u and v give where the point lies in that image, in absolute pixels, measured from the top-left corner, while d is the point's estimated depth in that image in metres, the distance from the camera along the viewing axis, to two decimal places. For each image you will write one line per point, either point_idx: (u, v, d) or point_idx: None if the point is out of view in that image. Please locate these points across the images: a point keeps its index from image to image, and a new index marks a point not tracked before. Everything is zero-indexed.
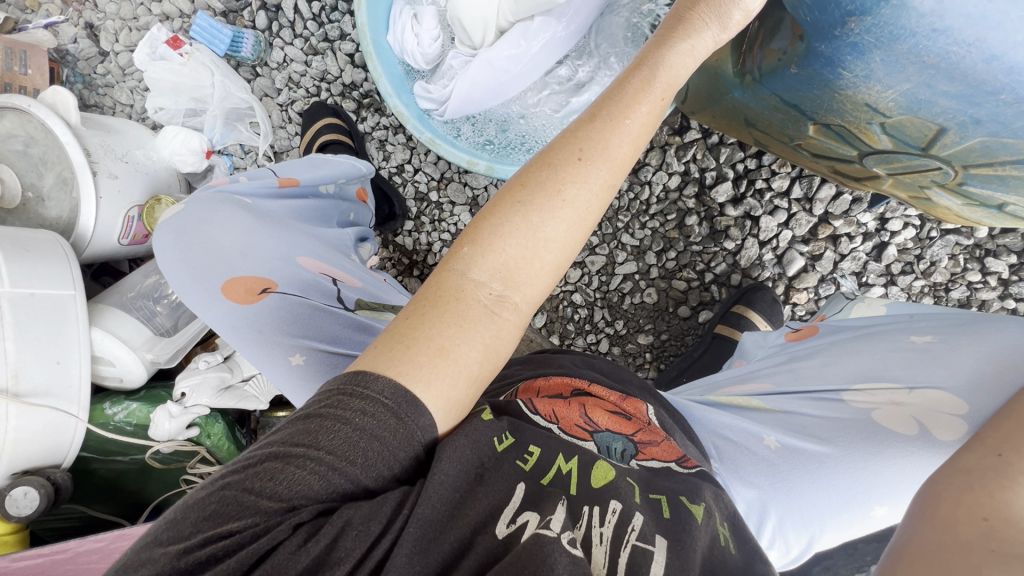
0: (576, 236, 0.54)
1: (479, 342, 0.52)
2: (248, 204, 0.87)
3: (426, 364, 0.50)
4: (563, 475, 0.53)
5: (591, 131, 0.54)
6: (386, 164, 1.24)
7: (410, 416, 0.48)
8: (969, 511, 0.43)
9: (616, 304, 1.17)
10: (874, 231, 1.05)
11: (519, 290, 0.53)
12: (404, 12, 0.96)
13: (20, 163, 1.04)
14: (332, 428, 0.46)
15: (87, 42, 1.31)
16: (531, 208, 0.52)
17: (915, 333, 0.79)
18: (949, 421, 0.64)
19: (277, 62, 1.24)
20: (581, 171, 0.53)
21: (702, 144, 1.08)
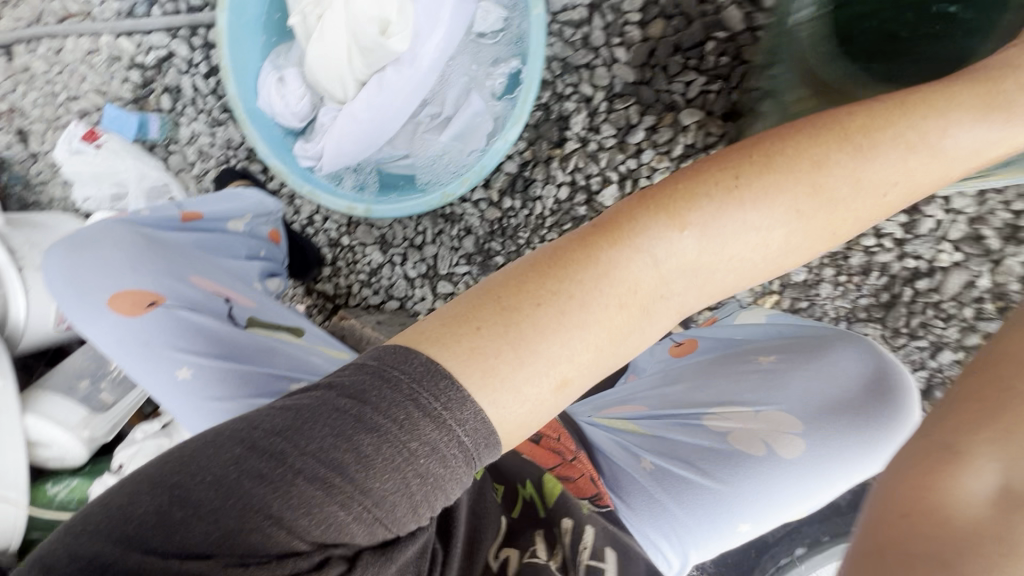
0: (755, 262, 0.54)
1: (601, 345, 0.51)
2: (149, 232, 0.92)
3: (531, 381, 0.49)
4: (528, 502, 0.73)
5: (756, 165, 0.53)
6: (297, 217, 1.28)
7: (482, 456, 0.49)
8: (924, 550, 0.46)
9: None
10: None
11: (677, 286, 0.53)
12: (269, 76, 1.03)
13: None
14: (386, 464, 0.46)
15: (19, 146, 1.42)
16: (752, 197, 0.52)
17: (759, 353, 0.86)
18: (791, 440, 0.77)
19: (186, 138, 1.31)
20: (744, 209, 0.52)
21: (583, 152, 1.11)
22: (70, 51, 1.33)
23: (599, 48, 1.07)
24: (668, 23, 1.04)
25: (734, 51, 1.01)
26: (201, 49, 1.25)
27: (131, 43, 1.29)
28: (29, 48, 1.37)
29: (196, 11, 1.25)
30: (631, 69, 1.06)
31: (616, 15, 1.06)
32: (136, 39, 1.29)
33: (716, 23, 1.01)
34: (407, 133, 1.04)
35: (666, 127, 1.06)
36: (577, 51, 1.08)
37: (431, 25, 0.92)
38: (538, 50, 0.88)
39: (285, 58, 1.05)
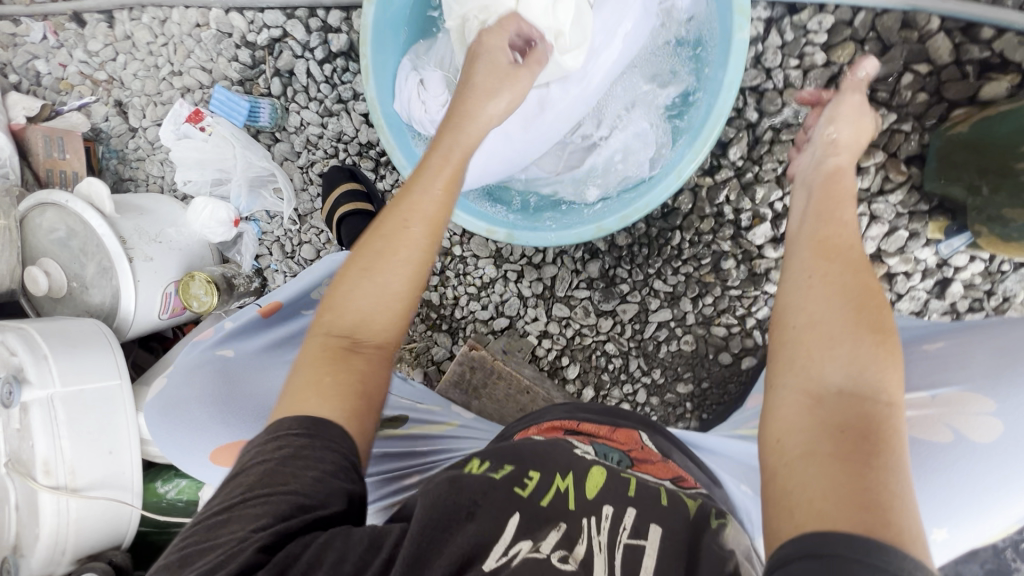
0: (391, 298, 0.63)
1: (336, 367, 0.59)
2: (228, 359, 0.86)
3: (318, 393, 0.57)
4: (563, 493, 0.57)
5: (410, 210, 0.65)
6: None
7: (320, 433, 0.53)
8: (866, 447, 0.44)
9: (651, 352, 1.12)
10: (935, 267, 0.95)
11: (364, 335, 0.61)
12: (410, 78, 0.95)
13: (64, 256, 1.09)
14: (266, 471, 0.51)
15: (118, 119, 1.36)
16: (370, 259, 0.63)
17: (926, 342, 0.85)
18: (984, 421, 0.70)
19: (295, 126, 1.24)
20: (396, 260, 0.63)
21: (736, 183, 1.02)
22: (177, 23, 1.26)
23: (772, 69, 0.96)
24: (858, 48, 0.92)
25: (934, 87, 0.90)
26: (318, 32, 1.17)
27: (243, 20, 1.20)
28: (133, 16, 1.30)
29: None
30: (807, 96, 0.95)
31: (797, 33, 0.94)
32: (248, 16, 1.20)
33: (919, 53, 0.89)
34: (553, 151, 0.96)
35: None
36: (746, 72, 0.97)
37: (607, 41, 0.85)
38: (734, 81, 0.78)
39: (425, 59, 0.97)
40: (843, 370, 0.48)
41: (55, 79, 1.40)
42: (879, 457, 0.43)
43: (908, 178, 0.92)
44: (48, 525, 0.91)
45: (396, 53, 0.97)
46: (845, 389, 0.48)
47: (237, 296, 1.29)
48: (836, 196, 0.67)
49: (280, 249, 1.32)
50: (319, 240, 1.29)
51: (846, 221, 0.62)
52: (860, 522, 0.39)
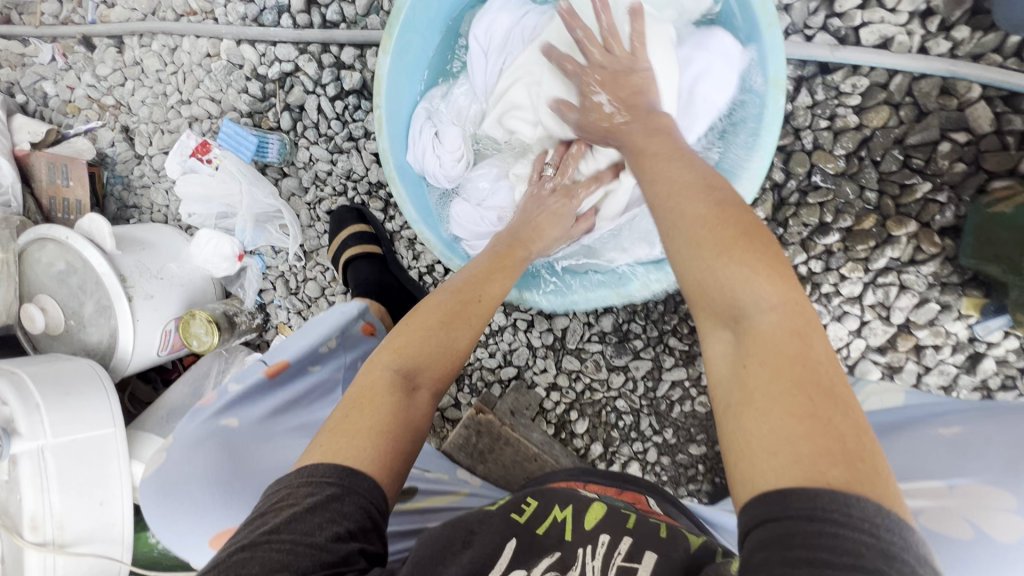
0: (446, 360, 0.71)
1: (392, 413, 0.63)
2: (231, 429, 0.82)
3: (372, 430, 0.61)
4: (558, 523, 0.62)
5: (477, 305, 0.75)
6: (416, 264, 1.19)
7: (355, 482, 0.56)
8: (803, 375, 0.45)
9: (664, 411, 1.08)
10: (966, 342, 0.91)
11: (421, 390, 0.68)
12: (426, 131, 0.94)
13: (63, 293, 1.06)
14: (297, 515, 0.53)
15: (124, 145, 1.34)
16: (450, 323, 0.72)
17: (943, 426, 0.81)
18: (1006, 518, 0.63)
19: (303, 162, 1.21)
20: (457, 341, 0.72)
21: None
22: (188, 52, 1.23)
23: (801, 130, 0.92)
24: (893, 112, 0.88)
25: (972, 157, 0.85)
26: (331, 69, 1.14)
27: (254, 53, 1.18)
28: (143, 42, 1.28)
29: (331, 25, 1.12)
30: (837, 159, 0.91)
31: (829, 94, 0.90)
32: (260, 49, 1.18)
33: (958, 121, 0.85)
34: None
35: (867, 231, 0.91)
36: None
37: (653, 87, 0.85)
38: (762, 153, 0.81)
39: (441, 110, 0.97)
40: (736, 306, 0.50)
41: (62, 101, 1.38)
42: (815, 377, 0.45)
43: (941, 250, 0.88)
44: None
45: (412, 100, 0.98)
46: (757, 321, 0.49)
47: (238, 333, 1.25)
48: (650, 149, 0.67)
49: (284, 285, 1.28)
50: (324, 278, 1.26)
51: (669, 167, 0.63)
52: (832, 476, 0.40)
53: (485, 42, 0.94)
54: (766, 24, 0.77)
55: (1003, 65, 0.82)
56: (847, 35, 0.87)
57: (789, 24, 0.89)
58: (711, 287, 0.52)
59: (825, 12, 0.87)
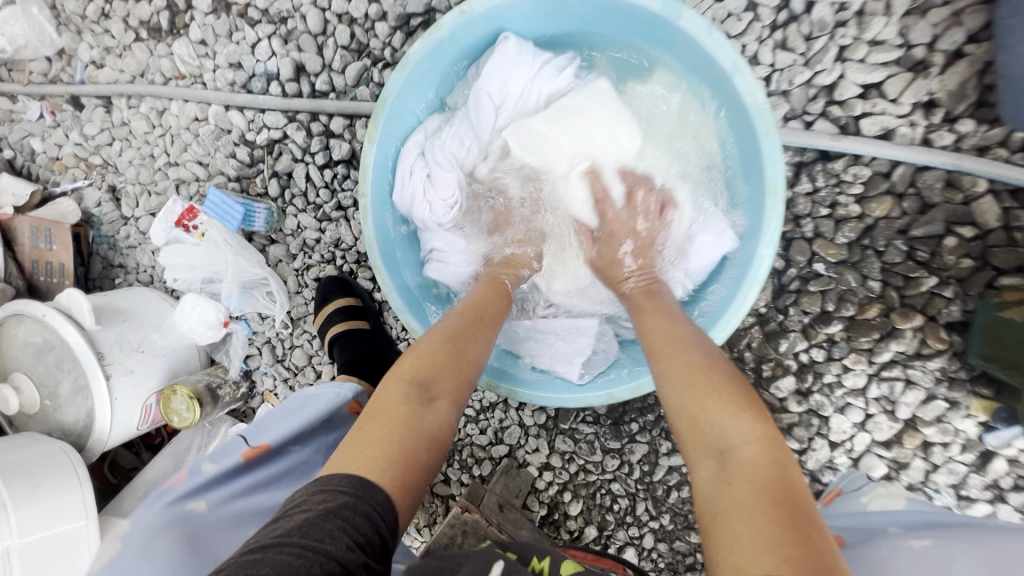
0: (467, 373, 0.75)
1: (411, 409, 0.67)
2: (197, 514, 0.75)
3: (395, 435, 0.64)
4: None
5: (478, 326, 0.80)
6: (405, 335, 1.15)
7: (368, 495, 0.58)
8: (781, 488, 0.51)
9: (660, 496, 1.04)
10: (976, 440, 0.87)
11: (444, 396, 0.71)
12: (417, 173, 0.95)
13: (39, 370, 1.03)
14: (312, 522, 0.54)
15: (110, 205, 1.31)
16: (461, 338, 0.77)
17: (911, 536, 0.68)
18: None
19: (291, 229, 1.18)
20: (467, 353, 0.76)
21: (760, 331, 0.93)
22: (175, 115, 1.21)
23: (801, 216, 0.89)
24: (896, 202, 0.85)
25: (979, 252, 0.82)
26: (320, 137, 1.11)
27: (242, 119, 1.15)
28: (131, 103, 1.26)
29: (321, 95, 1.10)
30: (839, 247, 0.88)
31: (830, 181, 0.87)
32: (248, 115, 1.15)
33: (963, 215, 0.82)
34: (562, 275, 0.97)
35: (870, 322, 0.88)
36: None
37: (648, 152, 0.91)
38: (772, 239, 0.77)
39: (434, 148, 0.96)
40: (720, 442, 0.57)
41: (50, 159, 1.36)
42: (781, 495, 0.50)
43: (949, 345, 0.84)
44: None
45: (400, 140, 0.96)
46: (734, 446, 0.56)
47: (222, 404, 1.21)
48: (647, 306, 0.80)
49: (271, 351, 1.25)
50: (311, 345, 1.23)
51: (658, 324, 0.76)
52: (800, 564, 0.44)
53: (498, 97, 0.92)
54: (764, 131, 0.76)
55: (1010, 161, 0.79)
56: (847, 123, 0.84)
57: (788, 110, 0.86)
58: (693, 420, 0.61)
59: (824, 99, 0.85)
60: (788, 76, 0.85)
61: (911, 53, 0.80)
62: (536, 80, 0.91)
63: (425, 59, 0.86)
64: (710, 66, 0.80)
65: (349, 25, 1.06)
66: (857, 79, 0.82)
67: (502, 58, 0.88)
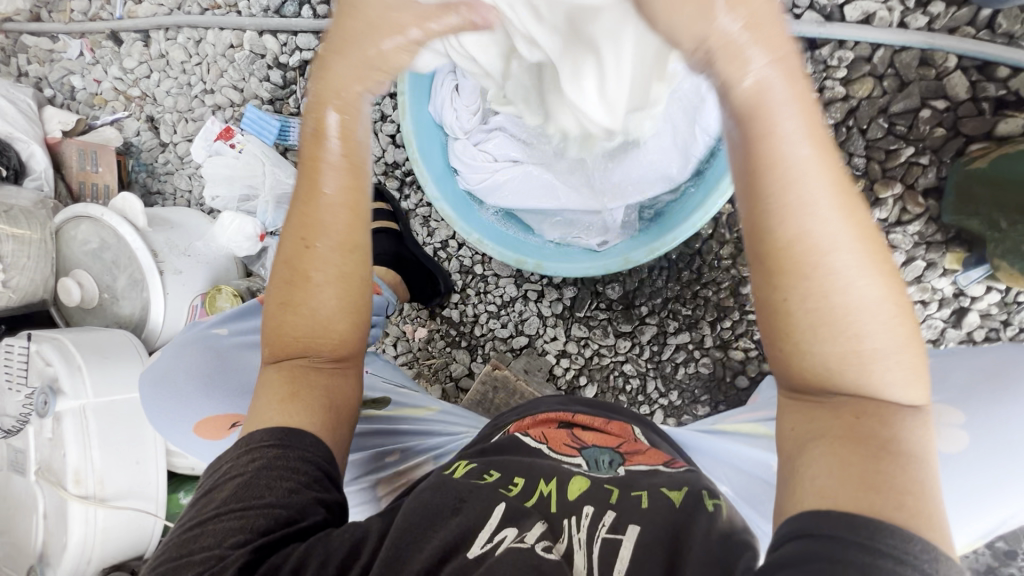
0: (338, 303, 0.63)
1: (293, 388, 0.63)
2: (221, 338, 0.86)
3: (282, 406, 0.61)
4: (544, 497, 0.61)
5: (305, 258, 0.61)
6: (430, 240, 1.25)
7: (294, 442, 0.59)
8: (865, 432, 0.44)
9: (669, 374, 1.14)
10: (952, 297, 0.97)
11: (324, 351, 0.65)
12: (446, 84, 1.00)
13: (98, 268, 1.12)
14: (245, 486, 0.55)
15: (149, 134, 1.41)
16: (295, 291, 0.62)
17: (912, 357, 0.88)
18: (952, 434, 0.73)
19: None
20: (320, 297, 0.62)
21: None
22: (212, 43, 1.30)
23: None
24: (877, 83, 0.95)
25: (951, 122, 0.92)
26: None
27: (276, 42, 1.24)
28: (168, 35, 1.35)
29: None
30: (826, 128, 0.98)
31: (818, 67, 0.97)
32: (282, 38, 1.24)
33: (936, 90, 0.92)
34: (577, 91, 0.72)
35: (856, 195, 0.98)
36: None
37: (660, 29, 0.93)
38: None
39: None
40: (862, 344, 0.44)
41: (89, 94, 1.45)
42: (887, 437, 0.43)
43: (925, 210, 0.95)
44: (75, 535, 0.92)
45: None
46: (874, 351, 0.44)
47: None
48: (765, 111, 0.44)
49: None
50: None
51: (796, 133, 0.44)
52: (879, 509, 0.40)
53: None
54: None
55: (976, 37, 0.89)
56: (833, 12, 0.94)
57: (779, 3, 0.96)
58: (842, 310, 0.44)
59: None
60: None
61: None
62: None
63: None
64: None
65: None
66: None
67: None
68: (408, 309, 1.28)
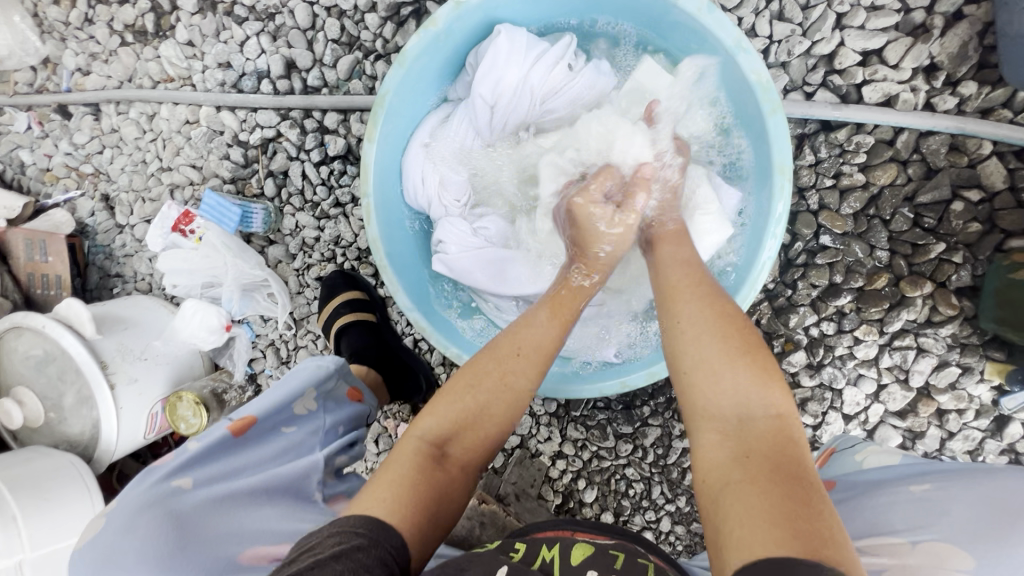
0: (506, 404, 0.68)
1: (420, 471, 0.61)
2: (184, 494, 0.63)
3: (412, 477, 0.61)
4: (548, 561, 0.73)
5: (514, 346, 0.71)
6: (410, 330, 1.15)
7: (383, 537, 0.53)
8: (786, 463, 0.50)
9: (676, 479, 1.04)
10: (990, 405, 0.86)
11: (456, 446, 0.65)
12: (422, 178, 0.90)
13: (40, 383, 1.01)
14: (324, 562, 0.48)
15: (104, 215, 1.30)
16: (489, 374, 0.68)
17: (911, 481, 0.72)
18: None
19: (290, 229, 1.17)
20: (505, 386, 0.68)
21: (769, 306, 0.92)
22: (166, 119, 1.20)
23: (805, 189, 0.88)
24: (901, 170, 0.84)
25: (986, 215, 0.82)
26: (314, 134, 1.10)
27: (235, 119, 1.14)
28: (120, 109, 1.24)
29: (313, 91, 1.09)
30: (844, 218, 0.87)
31: (833, 152, 0.86)
32: (240, 115, 1.14)
33: (969, 179, 0.81)
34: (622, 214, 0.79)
35: (880, 292, 0.87)
36: None
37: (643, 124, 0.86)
38: (783, 220, 0.78)
39: (439, 150, 0.90)
40: (737, 406, 0.56)
41: (40, 171, 1.34)
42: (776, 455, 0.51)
43: (960, 311, 0.84)
44: None
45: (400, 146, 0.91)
46: (751, 419, 0.55)
47: (229, 409, 1.20)
48: (670, 238, 0.76)
49: (276, 354, 1.24)
50: (316, 345, 1.22)
51: (670, 265, 0.72)
52: (802, 545, 0.44)
53: (491, 97, 0.86)
54: (768, 109, 0.75)
55: (1014, 121, 0.78)
56: (849, 92, 0.83)
57: (788, 81, 0.85)
58: (711, 377, 0.58)
59: (824, 69, 0.84)
60: (787, 47, 0.84)
61: (909, 17, 0.80)
62: (531, 76, 0.85)
63: (424, 56, 0.82)
64: (713, 47, 0.79)
65: (339, 18, 1.05)
66: (856, 46, 0.82)
67: (493, 58, 0.82)
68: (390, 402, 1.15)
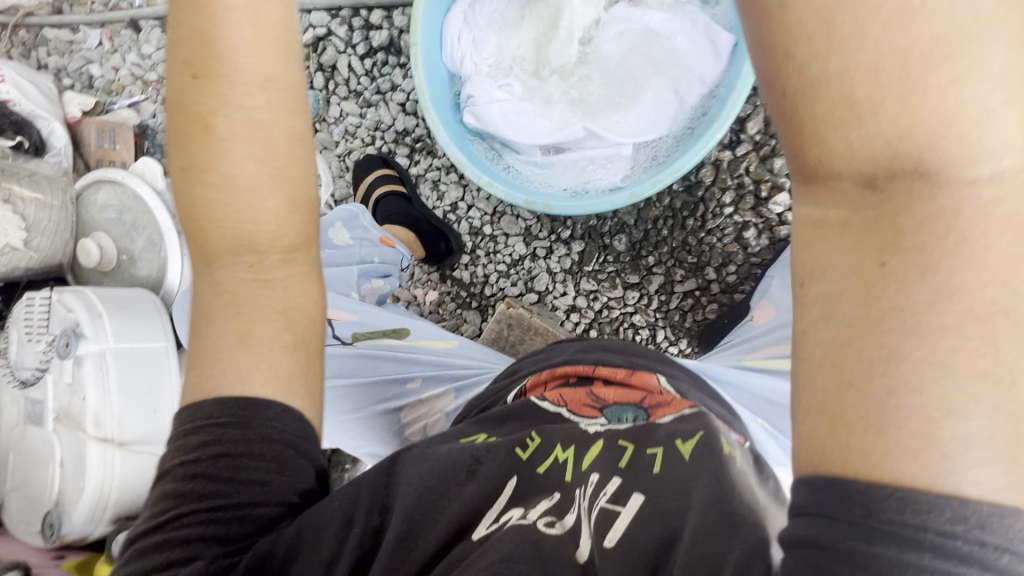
0: (277, 166, 0.55)
1: (240, 293, 0.56)
2: None
3: (245, 311, 0.56)
4: (559, 460, 0.50)
5: (206, 108, 0.52)
6: (440, 204, 1.29)
7: (251, 417, 0.52)
8: (900, 235, 0.31)
9: (677, 322, 1.16)
10: None
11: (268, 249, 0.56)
12: (462, 39, 1.07)
13: (117, 230, 1.15)
14: (211, 474, 0.50)
15: (164, 115, 1.45)
16: (206, 163, 0.53)
17: None
18: None
19: (335, 117, 1.32)
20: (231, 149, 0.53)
21: (755, 156, 1.10)
22: None
23: None
24: None
25: None
26: (361, 30, 1.27)
27: None
28: None
29: None
30: None
31: None
32: None
33: None
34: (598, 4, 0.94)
35: None
36: None
37: None
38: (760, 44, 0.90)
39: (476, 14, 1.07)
40: (908, 125, 0.30)
41: (105, 81, 1.48)
42: (936, 261, 0.30)
43: None
44: (93, 479, 0.91)
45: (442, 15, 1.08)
46: (957, 163, 0.30)
47: None
48: None
49: None
50: None
51: None
52: (870, 429, 0.31)
53: None
54: None
55: None
56: None
57: None
58: (927, 49, 0.29)
59: None
60: None
61: None
62: None
63: None
64: None
65: None
66: None
67: None
68: (418, 275, 1.30)
